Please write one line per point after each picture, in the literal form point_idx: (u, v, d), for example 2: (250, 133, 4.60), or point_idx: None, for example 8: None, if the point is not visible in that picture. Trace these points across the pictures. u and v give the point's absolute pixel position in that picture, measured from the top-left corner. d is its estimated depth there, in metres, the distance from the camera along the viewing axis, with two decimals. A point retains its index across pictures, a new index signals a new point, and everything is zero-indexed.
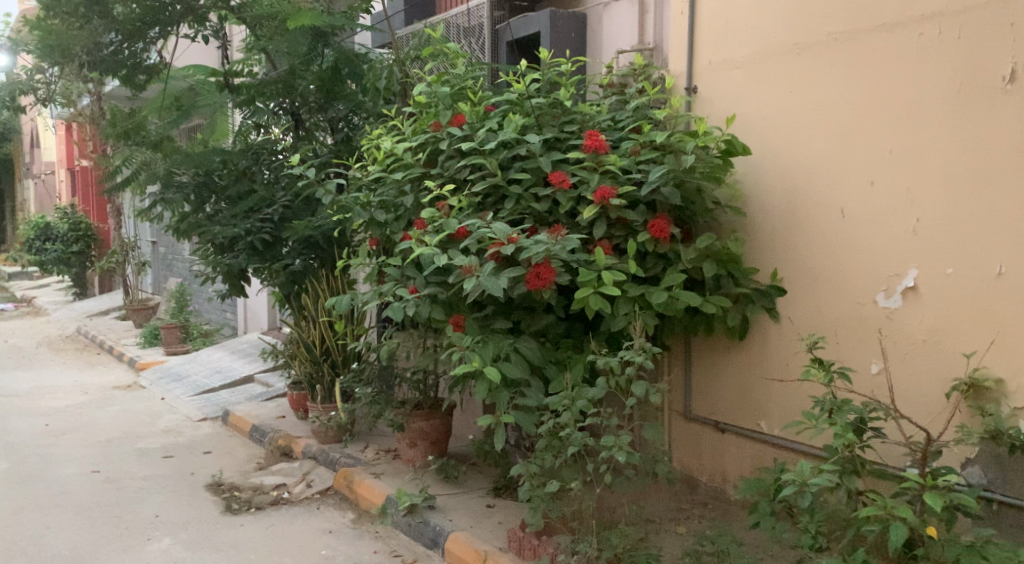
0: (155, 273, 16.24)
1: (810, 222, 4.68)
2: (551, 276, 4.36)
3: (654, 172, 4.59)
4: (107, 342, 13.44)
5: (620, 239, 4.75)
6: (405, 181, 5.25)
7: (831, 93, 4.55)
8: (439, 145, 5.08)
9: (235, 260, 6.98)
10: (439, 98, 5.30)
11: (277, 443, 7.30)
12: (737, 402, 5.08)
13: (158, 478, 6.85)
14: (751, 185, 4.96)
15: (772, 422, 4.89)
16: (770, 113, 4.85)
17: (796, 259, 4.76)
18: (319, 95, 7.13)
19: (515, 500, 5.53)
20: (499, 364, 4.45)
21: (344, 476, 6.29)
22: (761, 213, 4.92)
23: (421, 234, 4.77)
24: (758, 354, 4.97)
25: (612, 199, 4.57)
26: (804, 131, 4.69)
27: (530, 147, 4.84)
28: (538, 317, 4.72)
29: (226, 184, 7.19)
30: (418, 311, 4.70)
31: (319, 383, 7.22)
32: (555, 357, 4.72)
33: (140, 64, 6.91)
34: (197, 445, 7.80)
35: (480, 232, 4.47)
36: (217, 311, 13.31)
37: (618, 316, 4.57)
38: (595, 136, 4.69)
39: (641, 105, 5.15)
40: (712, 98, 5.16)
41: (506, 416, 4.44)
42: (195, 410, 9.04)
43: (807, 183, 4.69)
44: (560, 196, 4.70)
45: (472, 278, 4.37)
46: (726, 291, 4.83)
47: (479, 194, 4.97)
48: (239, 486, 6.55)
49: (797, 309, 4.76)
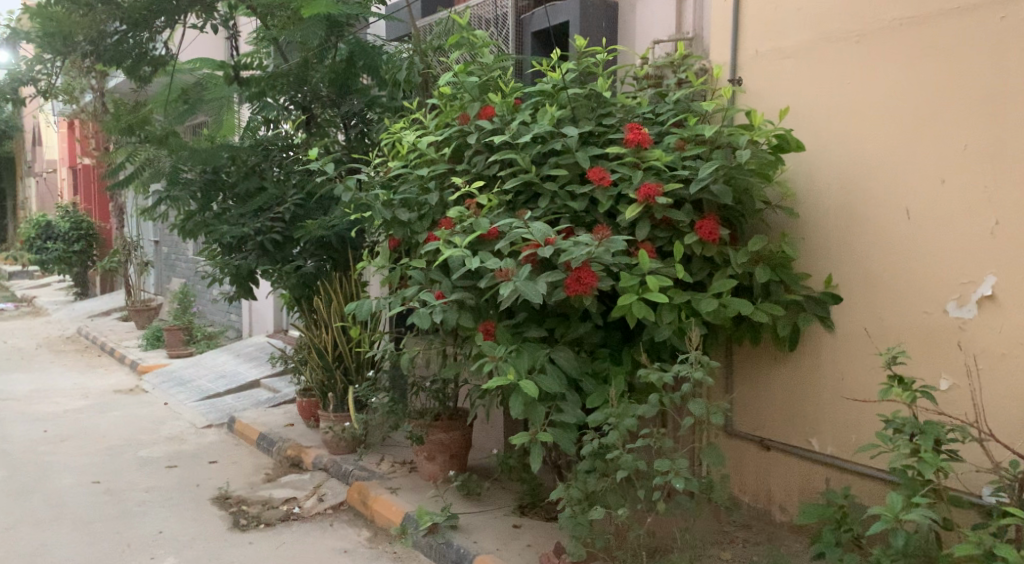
0: (158, 273, 15.88)
1: (868, 223, 4.33)
2: (592, 281, 4.00)
3: (704, 168, 4.25)
4: (108, 343, 13.08)
5: (663, 241, 4.40)
6: (429, 177, 4.90)
7: (893, 86, 4.21)
8: (467, 139, 4.72)
9: (243, 261, 6.65)
10: (467, 89, 4.93)
11: (287, 453, 6.95)
12: (785, 418, 4.73)
13: (161, 490, 6.49)
14: (803, 183, 4.60)
15: (823, 440, 4.55)
16: (822, 108, 4.49)
17: (853, 264, 4.40)
18: (332, 92, 6.88)
19: (544, 519, 5.17)
20: (535, 377, 4.10)
21: (359, 490, 5.94)
22: (814, 213, 4.56)
23: (448, 235, 4.41)
24: (809, 366, 4.61)
25: (658, 197, 4.22)
26: (861, 127, 4.34)
27: (567, 142, 4.48)
28: (574, 325, 4.36)
29: (235, 181, 6.87)
30: (445, 317, 4.35)
31: (331, 391, 6.83)
32: (592, 368, 4.37)
33: (147, 56, 6.53)
34: (202, 454, 7.43)
35: (515, 232, 4.11)
36: (222, 313, 12.95)
37: (662, 324, 4.21)
38: (638, 130, 4.39)
39: (684, 98, 4.78)
40: (759, 89, 4.78)
41: (542, 433, 4.09)
42: (200, 417, 8.68)
43: (865, 181, 4.34)
44: (599, 194, 4.35)
45: (508, 283, 4.01)
46: (777, 298, 4.47)
47: (510, 191, 4.62)
48: (247, 500, 6.19)
49: (855, 318, 4.40)
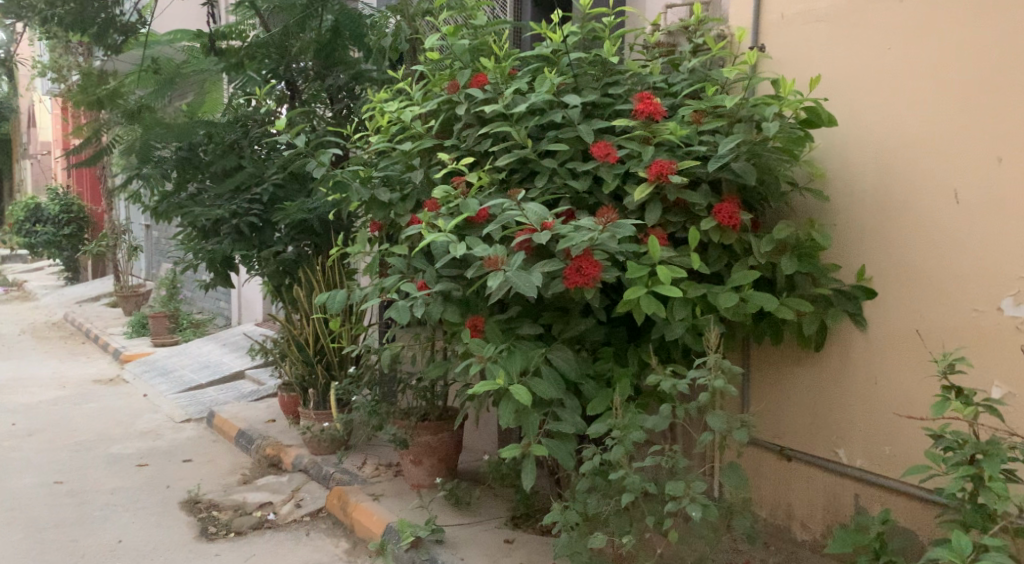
0: (149, 257, 15.39)
1: (907, 206, 3.86)
2: (595, 271, 3.48)
3: (724, 144, 3.75)
4: (93, 330, 12.59)
5: (677, 226, 3.89)
6: (414, 153, 4.40)
7: (941, 51, 3.72)
8: (455, 110, 4.19)
9: (218, 245, 6.14)
10: (457, 53, 4.39)
11: (265, 452, 6.45)
12: (807, 425, 4.25)
13: (127, 491, 5.99)
14: (833, 162, 4.10)
15: (851, 451, 4.08)
16: (857, 77, 3.99)
17: (889, 253, 3.93)
18: (316, 64, 6.40)
19: (539, 534, 4.67)
20: (528, 380, 3.60)
21: (338, 496, 5.43)
22: (846, 196, 4.06)
23: (432, 217, 3.91)
24: (836, 369, 4.13)
25: (671, 176, 3.71)
26: (901, 96, 3.85)
27: (568, 113, 3.97)
28: (574, 321, 3.85)
29: (211, 160, 6.33)
30: (427, 311, 3.84)
31: (312, 387, 6.30)
32: (594, 369, 3.88)
33: (114, 20, 5.57)
34: (177, 452, 6.93)
35: (507, 215, 3.60)
36: (212, 300, 12.48)
37: (673, 321, 3.70)
38: (649, 100, 3.86)
39: (699, 66, 4.27)
40: (784, 58, 4.26)
41: (537, 445, 3.58)
42: (179, 410, 8.19)
43: (903, 159, 3.86)
44: (603, 171, 3.84)
45: (497, 274, 3.48)
46: (803, 292, 3.97)
47: (504, 169, 4.13)
48: (218, 504, 5.69)
49: (892, 315, 3.92)
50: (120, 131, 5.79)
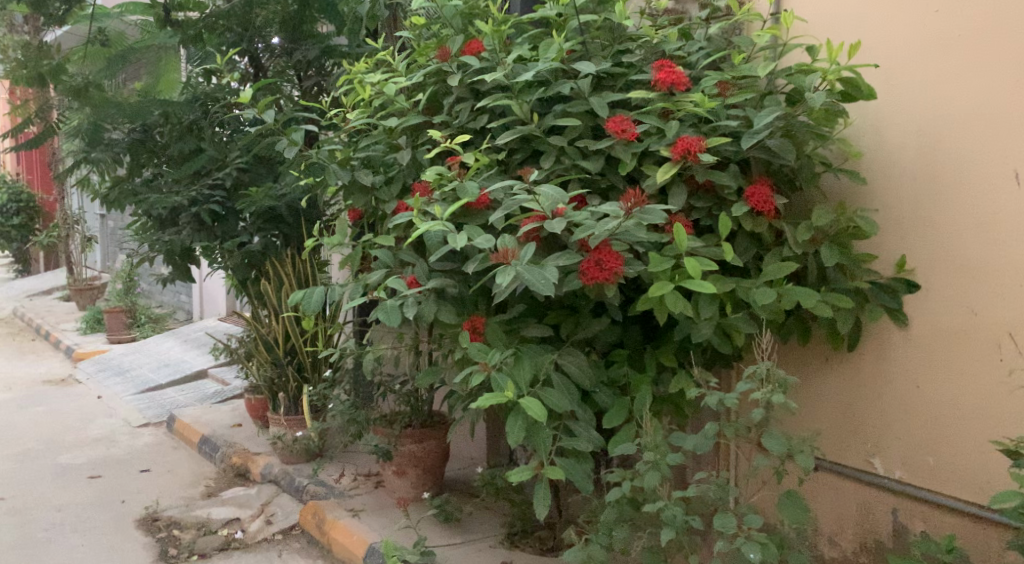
0: (105, 248, 14.73)
1: (955, 189, 3.42)
2: (617, 265, 3.03)
3: (760, 119, 3.31)
4: (44, 326, 11.94)
5: (701, 213, 3.45)
6: (399, 130, 3.93)
7: (998, 13, 3.27)
8: (448, 80, 3.71)
9: (176, 236, 5.59)
10: (446, 16, 3.89)
11: (231, 460, 5.93)
12: (836, 431, 3.82)
13: (76, 508, 5.44)
14: (869, 140, 3.66)
15: (889, 460, 3.66)
16: (901, 42, 3.54)
17: (934, 241, 3.49)
18: (283, 38, 5.90)
19: (539, 555, 4.20)
20: (538, 391, 3.13)
21: (313, 512, 4.92)
22: (884, 178, 3.62)
23: (424, 204, 3.43)
24: (871, 371, 3.70)
25: (700, 155, 3.26)
26: (949, 66, 3.41)
27: (578, 83, 3.51)
28: (585, 323, 3.39)
29: (168, 143, 5.86)
30: (420, 310, 3.36)
31: (282, 391, 5.77)
32: (607, 376, 3.41)
33: None
34: (133, 460, 6.38)
35: (515, 200, 3.12)
36: (172, 294, 11.92)
37: (701, 321, 3.25)
38: (670, 68, 3.43)
39: (719, 31, 3.84)
40: (814, 23, 3.81)
41: (550, 466, 3.11)
42: (136, 413, 7.64)
43: (952, 137, 3.42)
44: (620, 150, 3.38)
45: (506, 269, 3.01)
46: (840, 285, 3.54)
47: (502, 148, 3.68)
48: (179, 522, 5.16)
49: (938, 310, 3.50)
50: (68, 112, 5.04)
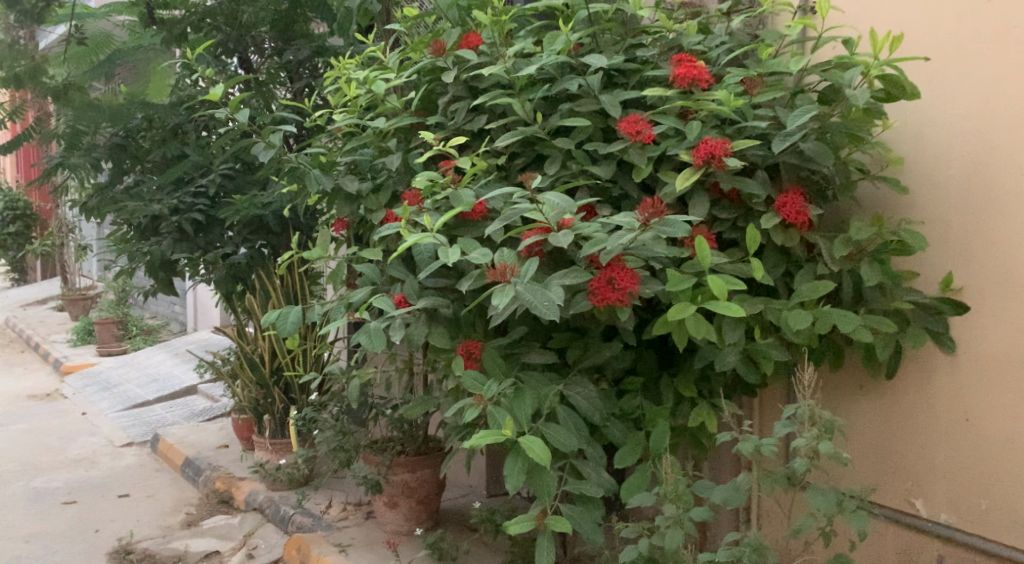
0: (100, 258, 14.38)
1: (1011, 200, 3.04)
2: (632, 284, 2.67)
3: (794, 119, 2.95)
4: (34, 338, 11.59)
5: (726, 225, 3.09)
6: (388, 132, 3.56)
7: None
8: (443, 77, 3.36)
9: (155, 246, 5.25)
10: (441, 8, 3.55)
11: (214, 486, 5.55)
12: (872, 467, 3.43)
13: (46, 539, 5.06)
14: (911, 145, 3.29)
15: (933, 502, 3.27)
16: (952, 32, 3.15)
17: (985, 258, 3.11)
18: (273, 38, 5.53)
19: None
20: (542, 427, 2.77)
21: (297, 546, 4.54)
22: (928, 188, 3.25)
23: (414, 213, 3.07)
24: (911, 402, 3.31)
25: (726, 158, 2.90)
26: (1005, 62, 3.03)
27: (586, 79, 3.15)
28: (594, 348, 3.01)
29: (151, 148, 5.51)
30: (408, 333, 3.00)
31: (267, 412, 5.40)
32: (618, 408, 3.03)
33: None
34: (112, 484, 6.01)
35: (516, 210, 2.75)
36: (167, 305, 11.59)
37: (725, 347, 2.88)
38: (692, 63, 3.05)
39: (743, 23, 3.47)
40: (850, 14, 3.44)
41: (554, 514, 2.75)
42: (120, 431, 7.27)
43: (1007, 143, 3.04)
44: (634, 154, 3.02)
45: (505, 289, 2.65)
46: (879, 306, 3.16)
47: (502, 152, 3.32)
48: (154, 556, 4.78)
49: (989, 335, 3.11)
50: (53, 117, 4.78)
